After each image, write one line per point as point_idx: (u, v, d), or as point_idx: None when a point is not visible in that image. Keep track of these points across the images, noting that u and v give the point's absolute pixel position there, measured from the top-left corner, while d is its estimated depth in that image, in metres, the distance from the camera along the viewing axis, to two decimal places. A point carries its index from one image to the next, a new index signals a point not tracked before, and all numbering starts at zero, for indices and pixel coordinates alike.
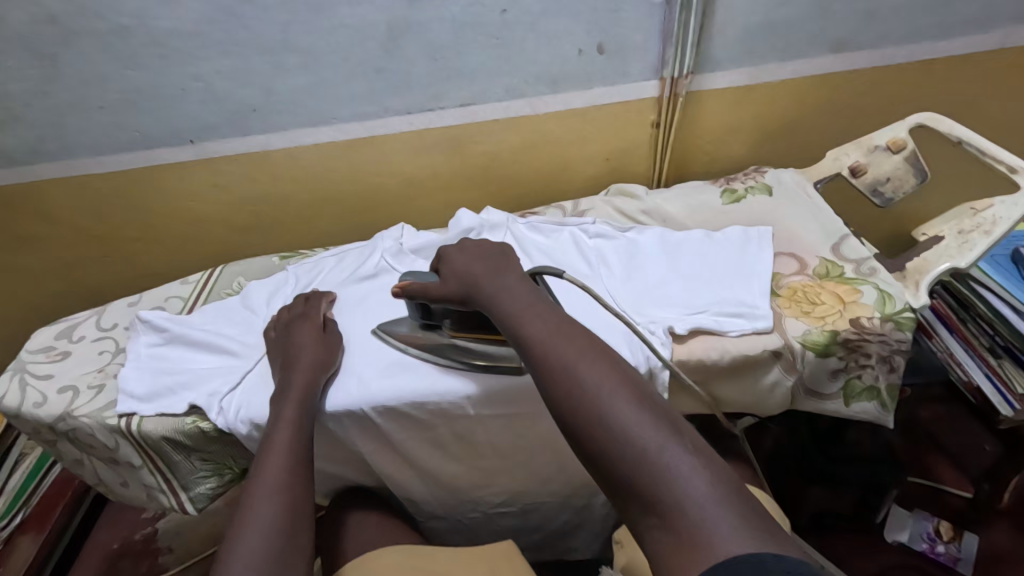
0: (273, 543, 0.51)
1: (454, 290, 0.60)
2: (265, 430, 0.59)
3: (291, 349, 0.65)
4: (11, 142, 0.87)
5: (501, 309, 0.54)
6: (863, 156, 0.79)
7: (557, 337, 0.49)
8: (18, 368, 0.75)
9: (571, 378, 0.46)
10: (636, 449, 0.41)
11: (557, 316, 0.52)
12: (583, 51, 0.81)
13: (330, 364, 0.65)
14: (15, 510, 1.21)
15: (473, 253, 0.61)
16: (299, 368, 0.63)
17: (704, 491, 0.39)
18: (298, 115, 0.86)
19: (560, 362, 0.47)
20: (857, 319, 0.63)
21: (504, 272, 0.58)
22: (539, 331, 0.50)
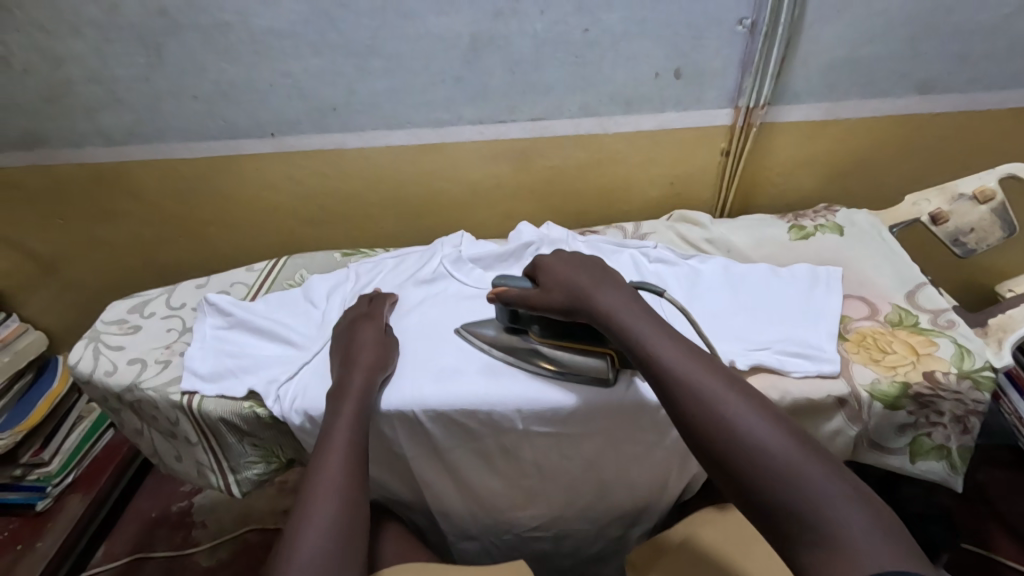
0: (334, 537, 0.53)
1: (559, 299, 0.63)
2: (323, 427, 0.61)
3: (352, 347, 0.67)
4: (110, 122, 0.93)
5: (622, 326, 0.57)
6: (944, 204, 0.75)
7: (685, 356, 0.52)
8: (92, 336, 0.79)
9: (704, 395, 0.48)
10: (783, 468, 0.43)
11: (674, 334, 0.55)
12: (660, 74, 0.81)
13: (388, 367, 0.66)
14: (68, 470, 1.27)
15: (572, 266, 0.65)
16: (359, 367, 0.64)
17: (858, 517, 0.40)
18: (374, 117, 0.89)
19: (693, 380, 0.50)
20: (931, 373, 0.60)
21: (618, 291, 0.61)
22: (668, 351, 0.53)
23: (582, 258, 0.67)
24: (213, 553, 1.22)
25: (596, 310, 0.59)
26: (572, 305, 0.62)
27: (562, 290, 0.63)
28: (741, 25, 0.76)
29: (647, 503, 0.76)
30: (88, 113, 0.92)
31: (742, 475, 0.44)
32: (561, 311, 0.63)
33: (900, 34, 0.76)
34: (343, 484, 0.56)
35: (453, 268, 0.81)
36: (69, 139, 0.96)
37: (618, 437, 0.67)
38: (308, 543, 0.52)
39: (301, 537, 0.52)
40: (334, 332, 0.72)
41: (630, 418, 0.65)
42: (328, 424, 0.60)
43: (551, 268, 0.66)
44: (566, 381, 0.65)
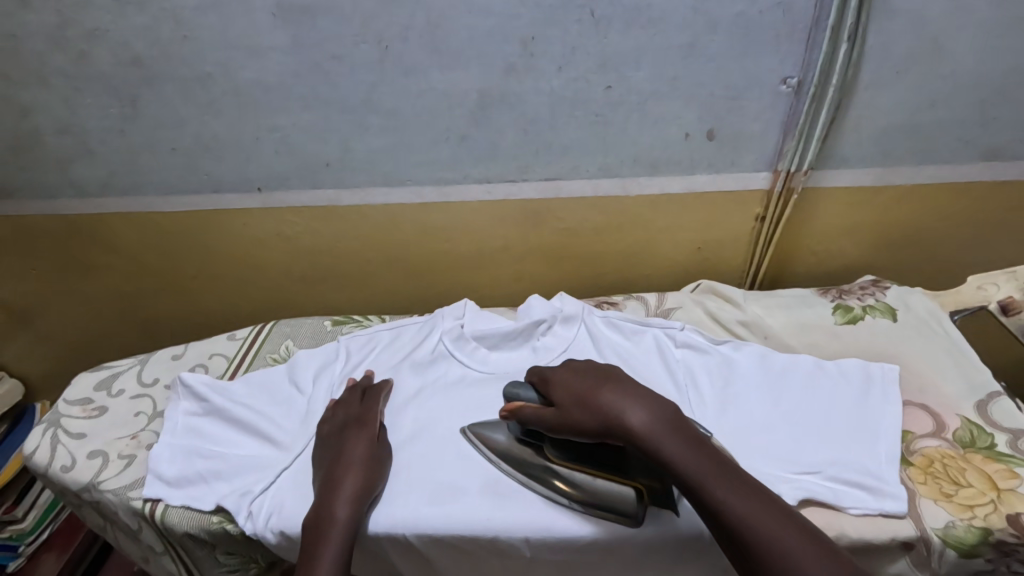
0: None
1: (586, 420, 0.54)
2: (297, 573, 0.52)
3: (337, 465, 0.58)
4: (84, 175, 0.85)
5: (677, 461, 0.49)
6: (1016, 292, 0.67)
7: (762, 510, 0.46)
8: (52, 420, 0.71)
9: (793, 565, 0.43)
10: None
11: (739, 477, 0.48)
12: (691, 136, 0.72)
13: (375, 491, 0.58)
14: (42, 528, 1.18)
15: (597, 378, 0.57)
16: (341, 497, 0.55)
17: None
18: (372, 174, 0.81)
19: (777, 544, 0.44)
20: (1017, 517, 0.50)
21: (656, 406, 0.53)
22: (738, 500, 0.46)
23: (590, 365, 0.61)
24: None
25: (641, 437, 0.51)
26: (600, 428, 0.54)
27: (587, 407, 0.55)
28: (785, 85, 0.67)
29: None
30: (60, 165, 0.84)
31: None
32: (587, 432, 0.54)
33: (965, 99, 0.67)
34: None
35: (453, 347, 0.72)
36: (40, 191, 0.88)
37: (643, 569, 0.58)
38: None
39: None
40: (321, 432, 0.64)
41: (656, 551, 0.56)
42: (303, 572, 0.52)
43: (574, 375, 0.58)
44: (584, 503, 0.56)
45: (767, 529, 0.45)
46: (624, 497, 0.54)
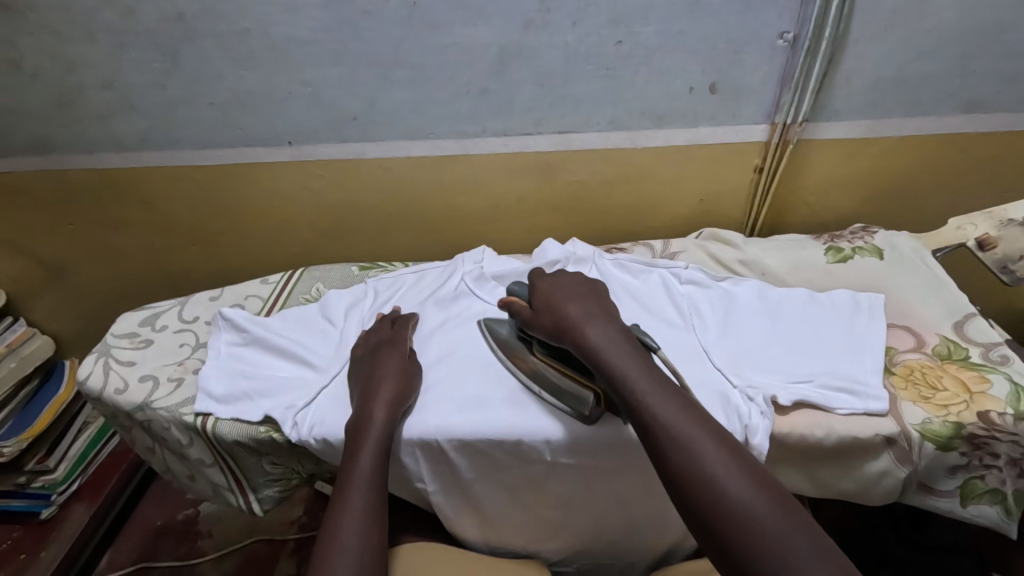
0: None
1: (546, 321, 0.62)
2: (344, 459, 0.58)
3: (374, 375, 0.65)
4: (123, 129, 0.90)
5: (614, 367, 0.53)
6: (992, 229, 0.72)
7: (677, 408, 0.49)
8: (103, 351, 0.77)
9: (696, 453, 0.45)
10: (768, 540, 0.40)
11: (658, 375, 0.53)
12: (695, 89, 0.78)
13: (408, 399, 0.64)
14: (73, 478, 1.26)
15: (568, 297, 0.63)
16: (378, 402, 0.61)
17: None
18: (396, 128, 0.86)
19: (683, 434, 0.47)
20: (986, 413, 0.56)
21: (610, 325, 0.58)
22: (658, 398, 0.50)
23: (580, 280, 0.67)
24: (220, 563, 1.22)
25: (585, 344, 0.57)
26: (560, 336, 0.60)
27: (552, 318, 0.61)
28: (782, 39, 0.73)
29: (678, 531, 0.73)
30: (100, 119, 0.89)
31: (726, 544, 0.41)
32: (548, 335, 0.61)
33: (948, 52, 0.73)
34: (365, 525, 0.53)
35: (474, 286, 0.78)
36: (80, 145, 0.93)
37: (652, 473, 0.63)
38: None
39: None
40: (355, 355, 0.69)
41: None
42: (350, 457, 0.57)
43: (552, 292, 0.64)
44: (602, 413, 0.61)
45: (678, 424, 0.47)
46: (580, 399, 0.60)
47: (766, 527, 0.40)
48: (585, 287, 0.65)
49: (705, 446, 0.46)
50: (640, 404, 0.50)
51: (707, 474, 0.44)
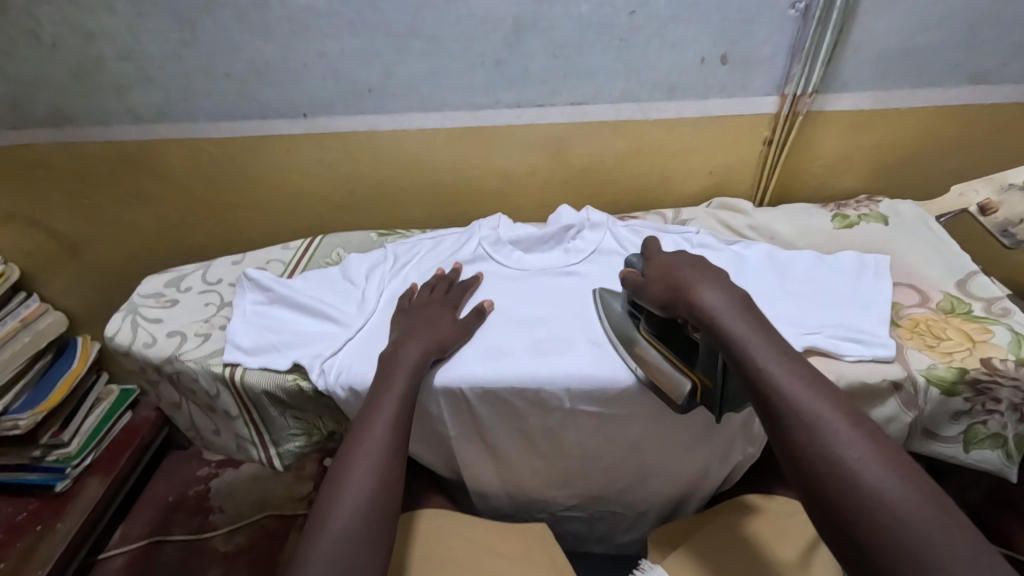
0: (367, 515, 0.52)
1: (644, 276, 0.64)
2: (371, 395, 0.61)
3: (422, 323, 0.67)
4: (142, 101, 0.92)
5: (740, 343, 0.52)
6: (993, 194, 0.75)
7: (815, 397, 0.47)
8: (131, 309, 0.79)
9: (833, 442, 0.44)
10: (919, 539, 0.38)
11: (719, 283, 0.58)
12: (706, 60, 0.81)
13: (444, 351, 0.66)
14: (87, 452, 1.26)
15: (683, 264, 0.61)
16: (416, 342, 0.64)
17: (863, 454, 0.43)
18: (413, 99, 0.88)
19: (821, 423, 0.45)
20: (988, 358, 0.59)
21: (729, 293, 0.57)
22: (792, 383, 0.48)
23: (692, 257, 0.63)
24: (232, 537, 1.24)
25: (701, 310, 0.56)
26: (669, 302, 0.60)
27: (662, 284, 0.61)
28: (793, 10, 0.75)
29: (687, 487, 0.76)
30: (119, 91, 0.91)
31: (865, 537, 0.40)
32: (659, 301, 0.61)
33: (952, 24, 0.76)
34: (378, 468, 0.55)
35: (492, 250, 0.80)
36: (99, 118, 0.95)
37: (665, 422, 0.67)
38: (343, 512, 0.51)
39: (337, 506, 0.52)
40: (404, 305, 0.72)
41: (677, 400, 0.64)
42: (378, 392, 0.60)
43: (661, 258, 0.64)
44: (617, 360, 0.64)
45: (815, 410, 0.46)
46: (675, 384, 0.60)
47: (917, 526, 0.39)
48: (695, 261, 0.62)
49: (841, 436, 0.44)
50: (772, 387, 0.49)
51: (849, 469, 0.43)
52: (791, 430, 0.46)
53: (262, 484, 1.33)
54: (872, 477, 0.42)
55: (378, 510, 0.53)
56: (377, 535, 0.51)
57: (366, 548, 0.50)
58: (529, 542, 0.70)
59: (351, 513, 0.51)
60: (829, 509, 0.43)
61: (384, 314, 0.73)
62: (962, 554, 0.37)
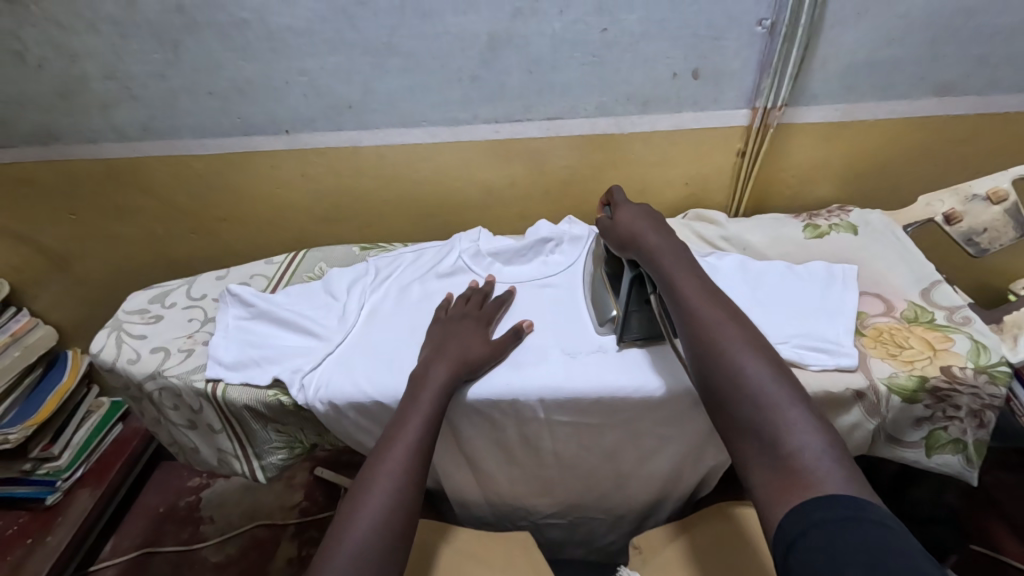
0: (380, 537, 0.53)
1: (613, 231, 0.70)
2: (397, 414, 0.61)
3: (453, 341, 0.67)
4: (126, 119, 0.94)
5: (664, 270, 0.61)
6: (958, 204, 0.77)
7: (705, 298, 0.57)
8: (115, 325, 0.81)
9: (715, 337, 0.53)
10: (760, 395, 0.48)
11: (665, 233, 0.66)
12: (677, 75, 0.83)
13: (474, 372, 0.66)
14: (78, 464, 1.27)
15: (639, 215, 0.69)
16: (444, 359, 0.65)
17: (747, 350, 0.51)
18: (392, 114, 0.90)
19: (708, 317, 0.55)
20: (947, 367, 0.61)
21: (668, 236, 0.66)
22: (689, 289, 0.58)
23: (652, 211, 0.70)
24: (222, 548, 1.24)
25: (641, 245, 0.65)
26: (626, 243, 0.67)
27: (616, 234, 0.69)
28: (760, 26, 0.77)
29: (663, 492, 0.78)
30: (103, 109, 0.93)
31: (718, 387, 0.51)
32: (618, 246, 0.69)
33: (915, 39, 0.78)
34: (397, 490, 0.56)
35: (472, 262, 0.82)
36: (83, 135, 0.96)
37: (638, 431, 0.68)
38: (359, 529, 0.53)
39: (353, 522, 0.53)
40: (437, 317, 0.72)
41: (649, 409, 0.66)
42: (405, 408, 0.61)
43: (619, 218, 0.70)
44: (590, 374, 0.65)
45: (709, 316, 0.55)
46: (603, 311, 0.71)
47: (762, 388, 0.49)
48: (645, 214, 0.69)
49: (722, 326, 0.54)
50: (680, 298, 0.58)
51: (722, 347, 0.52)
52: (684, 325, 0.56)
53: (252, 494, 1.34)
54: (740, 358, 0.51)
55: (394, 532, 0.54)
56: (389, 555, 0.53)
57: (373, 565, 0.51)
58: (507, 551, 0.70)
59: (366, 532, 0.53)
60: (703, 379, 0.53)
61: (363, 328, 0.74)
62: (790, 407, 0.47)
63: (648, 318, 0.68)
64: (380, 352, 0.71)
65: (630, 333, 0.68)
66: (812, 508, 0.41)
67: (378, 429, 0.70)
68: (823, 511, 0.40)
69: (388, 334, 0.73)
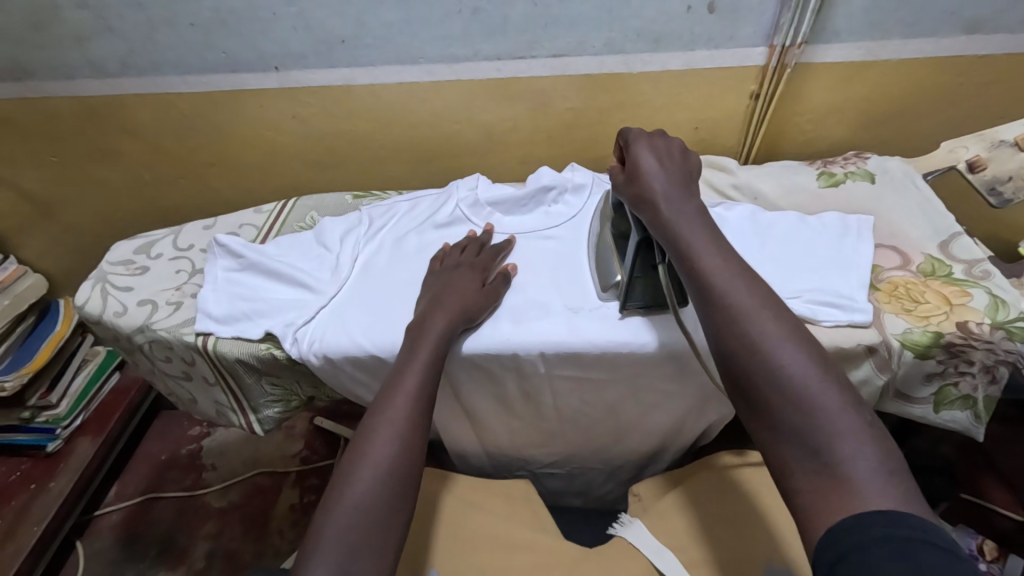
0: (386, 487, 0.52)
1: (626, 179, 0.61)
2: (396, 365, 0.60)
3: (448, 289, 0.65)
4: (101, 53, 0.87)
5: (683, 244, 0.54)
6: (983, 151, 0.74)
7: (735, 281, 0.50)
8: (100, 277, 0.78)
9: (747, 326, 0.47)
10: (803, 395, 0.43)
11: (682, 188, 0.59)
12: (692, 8, 0.77)
13: (472, 320, 0.64)
14: (76, 413, 1.27)
15: (654, 162, 0.60)
16: (443, 309, 0.62)
17: (786, 344, 0.46)
18: (386, 51, 0.84)
19: (739, 303, 0.49)
20: (964, 323, 0.59)
21: (685, 195, 0.58)
22: (716, 264, 0.51)
23: (672, 154, 0.61)
24: (225, 494, 1.26)
25: (657, 215, 0.57)
26: (638, 202, 0.59)
27: (631, 184, 0.60)
28: None
29: (664, 444, 0.78)
30: (78, 42, 0.86)
31: (754, 386, 0.45)
32: (630, 202, 0.61)
33: None
34: (399, 445, 0.54)
35: (470, 212, 0.78)
36: (58, 71, 0.90)
37: (640, 387, 0.67)
38: (362, 482, 0.52)
39: (355, 476, 0.52)
40: (434, 268, 0.70)
41: (653, 366, 0.64)
42: (404, 360, 0.59)
43: (637, 159, 0.61)
44: (593, 328, 0.63)
45: (745, 303, 0.48)
46: (607, 275, 0.67)
47: (805, 389, 0.43)
48: (663, 156, 0.61)
49: (749, 306, 0.48)
50: (704, 274, 0.51)
51: (757, 338, 0.46)
52: (709, 309, 0.50)
53: (253, 442, 1.35)
54: (777, 350, 0.46)
55: (397, 483, 0.52)
56: (396, 505, 0.52)
57: (378, 524, 0.50)
58: (510, 502, 0.70)
59: (369, 484, 0.51)
60: (730, 364, 0.47)
61: (358, 280, 0.71)
62: (839, 410, 0.42)
63: (653, 283, 0.64)
64: (375, 305, 0.68)
65: (633, 300, 0.64)
66: (868, 528, 0.37)
67: (376, 383, 0.68)
68: (880, 525, 0.37)
69: (384, 286, 0.70)
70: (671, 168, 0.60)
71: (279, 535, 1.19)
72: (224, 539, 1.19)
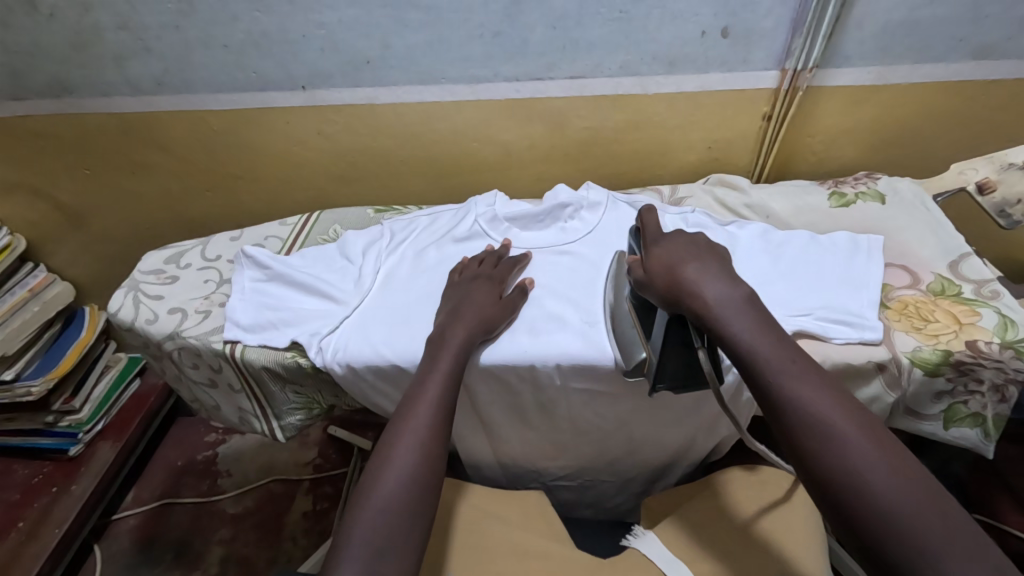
0: (409, 493, 0.54)
1: (657, 270, 0.60)
2: (417, 374, 0.62)
3: (463, 301, 0.67)
4: (140, 72, 0.91)
5: (721, 323, 0.53)
6: (992, 173, 0.75)
7: (813, 396, 0.48)
8: (132, 285, 0.81)
9: (835, 446, 0.45)
10: (914, 528, 0.41)
11: (727, 279, 0.57)
12: (707, 33, 0.79)
13: (490, 332, 0.66)
14: (98, 418, 1.29)
15: (684, 255, 0.60)
16: (462, 322, 0.65)
17: (882, 471, 0.44)
18: (409, 71, 0.87)
19: (824, 423, 0.46)
20: (973, 342, 0.60)
21: (728, 284, 0.56)
22: (787, 373, 0.49)
23: (697, 246, 0.62)
24: (240, 500, 1.28)
25: (706, 312, 0.54)
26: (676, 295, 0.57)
27: (669, 277, 0.58)
28: None
29: (675, 458, 0.79)
30: (117, 62, 0.90)
31: (857, 521, 0.43)
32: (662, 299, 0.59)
33: None
34: (421, 452, 0.56)
35: (488, 227, 0.80)
36: (97, 88, 0.94)
37: (653, 400, 0.69)
38: (387, 487, 0.54)
39: (380, 483, 0.54)
40: (453, 280, 0.72)
41: None
42: (425, 369, 0.62)
43: (655, 254, 0.62)
44: (607, 341, 0.65)
45: (829, 422, 0.46)
46: (631, 351, 0.62)
47: (916, 522, 0.41)
48: (692, 249, 0.61)
49: (835, 425, 0.46)
50: (779, 388, 0.49)
51: (852, 466, 0.44)
52: (792, 431, 0.47)
53: (267, 449, 1.37)
54: (874, 478, 0.43)
55: (420, 488, 0.54)
56: (418, 507, 0.53)
57: (402, 527, 0.52)
58: (523, 508, 0.72)
59: (394, 492, 0.53)
60: (825, 494, 0.45)
61: (380, 292, 0.74)
62: (957, 547, 0.40)
63: (685, 363, 0.59)
64: (396, 316, 0.71)
65: (662, 380, 0.59)
66: None
67: (396, 391, 0.70)
68: None
69: (405, 297, 0.73)
70: (697, 252, 0.61)
71: (293, 541, 1.20)
72: (239, 544, 1.21)
